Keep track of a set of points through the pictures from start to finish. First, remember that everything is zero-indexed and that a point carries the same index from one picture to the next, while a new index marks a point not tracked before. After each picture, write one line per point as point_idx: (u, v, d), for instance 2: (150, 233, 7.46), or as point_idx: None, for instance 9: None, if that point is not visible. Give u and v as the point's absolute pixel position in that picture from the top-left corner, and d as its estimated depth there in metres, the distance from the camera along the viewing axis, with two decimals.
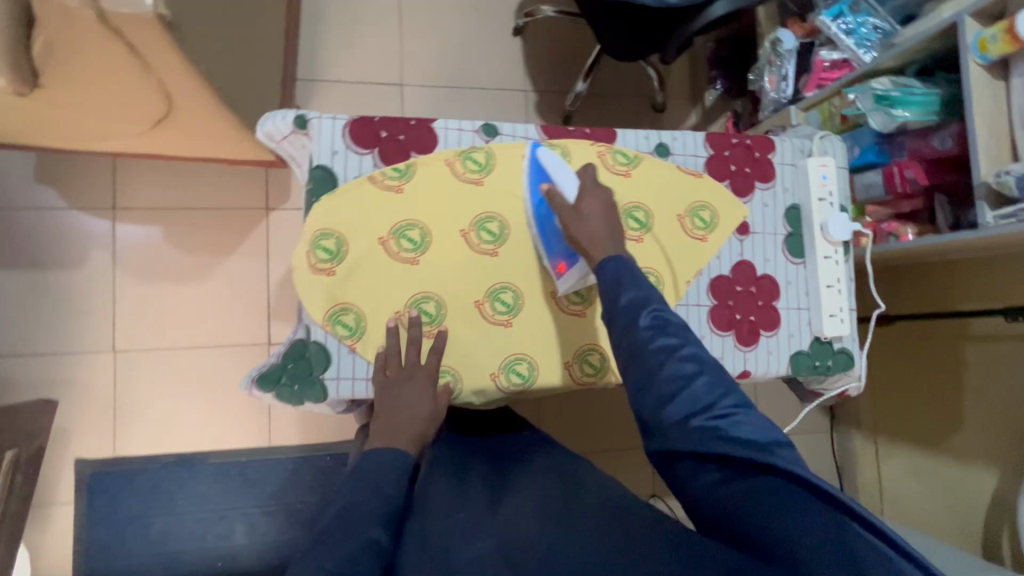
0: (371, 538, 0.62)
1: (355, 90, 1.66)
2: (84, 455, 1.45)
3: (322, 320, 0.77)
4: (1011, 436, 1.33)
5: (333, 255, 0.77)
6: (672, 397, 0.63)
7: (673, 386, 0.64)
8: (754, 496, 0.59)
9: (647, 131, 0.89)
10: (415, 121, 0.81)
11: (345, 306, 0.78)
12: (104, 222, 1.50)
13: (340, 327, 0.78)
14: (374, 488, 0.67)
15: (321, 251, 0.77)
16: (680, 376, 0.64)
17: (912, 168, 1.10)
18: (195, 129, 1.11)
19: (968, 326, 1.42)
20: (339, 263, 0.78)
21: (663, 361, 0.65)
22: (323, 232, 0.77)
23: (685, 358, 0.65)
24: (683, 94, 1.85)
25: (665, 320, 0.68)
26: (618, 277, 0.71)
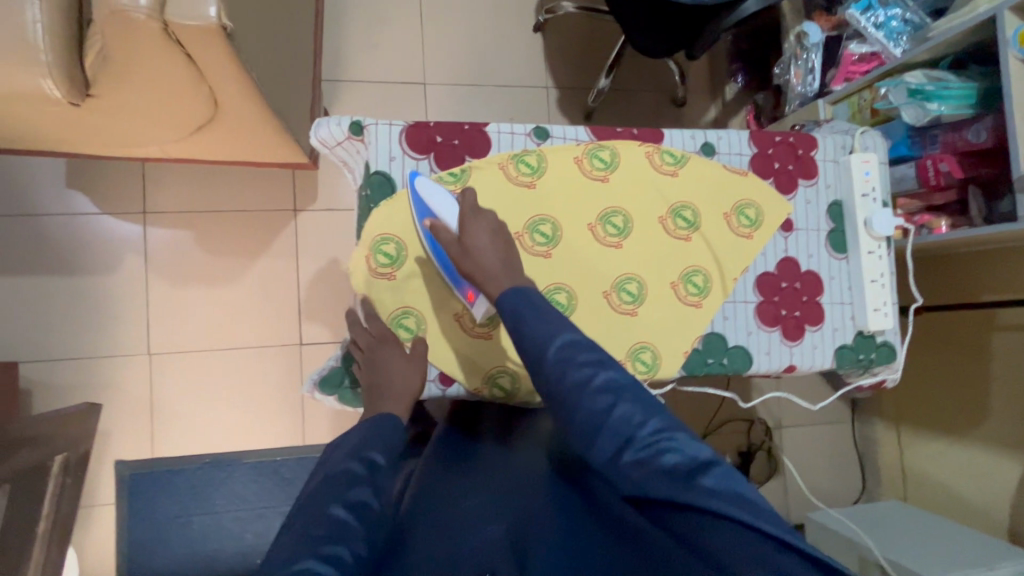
0: (357, 497, 0.61)
1: (379, 90, 1.66)
2: (123, 456, 1.47)
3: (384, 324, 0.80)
4: None
5: (393, 259, 0.79)
6: (595, 438, 0.56)
7: (590, 423, 0.57)
8: (676, 522, 0.51)
9: (693, 130, 0.90)
10: (468, 125, 0.82)
11: (406, 309, 0.81)
12: (135, 226, 1.51)
13: (402, 331, 0.81)
14: (355, 452, 0.65)
15: (380, 256, 0.79)
16: (595, 411, 0.57)
17: (946, 161, 1.10)
18: (233, 134, 1.12)
19: (994, 316, 1.44)
20: (399, 267, 0.80)
21: (576, 397, 0.59)
22: (383, 237, 0.79)
23: (599, 389, 0.59)
24: (702, 88, 1.86)
25: (575, 348, 0.62)
26: (515, 312, 0.66)
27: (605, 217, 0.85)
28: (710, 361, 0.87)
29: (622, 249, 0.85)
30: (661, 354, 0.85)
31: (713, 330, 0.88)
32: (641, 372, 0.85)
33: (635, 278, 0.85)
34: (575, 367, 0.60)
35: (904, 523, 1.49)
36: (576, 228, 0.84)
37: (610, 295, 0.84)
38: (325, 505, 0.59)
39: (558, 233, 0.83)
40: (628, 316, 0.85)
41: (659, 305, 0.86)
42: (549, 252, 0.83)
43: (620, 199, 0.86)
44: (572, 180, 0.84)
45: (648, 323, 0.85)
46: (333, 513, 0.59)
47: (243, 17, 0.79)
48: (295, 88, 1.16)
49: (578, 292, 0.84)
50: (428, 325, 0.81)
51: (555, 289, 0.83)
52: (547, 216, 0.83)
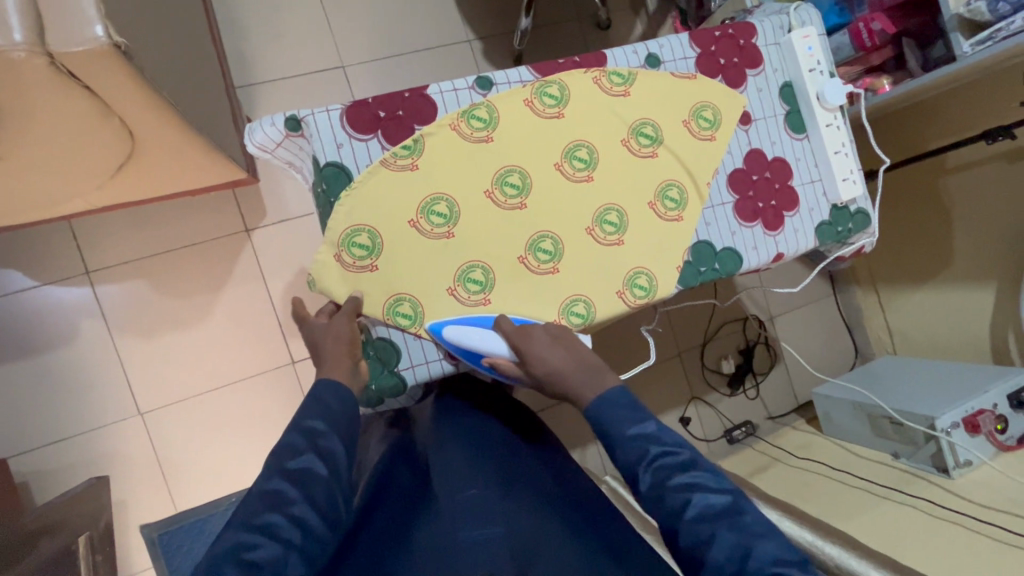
0: (296, 468, 0.62)
1: (298, 84, 1.56)
2: (147, 520, 1.43)
3: (381, 315, 0.76)
4: (1002, 248, 1.43)
5: (369, 250, 0.76)
6: (698, 566, 0.60)
7: (694, 552, 0.60)
8: None
9: (634, 45, 0.88)
10: (408, 92, 0.78)
11: (399, 296, 0.77)
12: (82, 289, 1.41)
13: (401, 318, 0.77)
14: (295, 425, 0.65)
15: (355, 249, 0.76)
16: (696, 541, 0.60)
17: (878, 20, 1.11)
18: (162, 164, 1.04)
19: (943, 161, 1.51)
20: (378, 255, 0.76)
21: (675, 524, 0.62)
22: (354, 229, 0.75)
23: (696, 518, 0.61)
24: (622, 6, 1.82)
25: (667, 470, 0.64)
26: (600, 428, 0.68)
27: (569, 153, 0.83)
28: (703, 269, 0.88)
29: (594, 181, 0.84)
30: (657, 274, 0.86)
31: (699, 238, 0.88)
32: (642, 297, 0.85)
33: (613, 207, 0.84)
34: (671, 493, 0.62)
35: (901, 374, 1.59)
36: (545, 172, 0.82)
37: (593, 229, 0.84)
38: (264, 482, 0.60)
39: (528, 181, 0.81)
40: (616, 246, 0.85)
41: (643, 228, 0.86)
42: (524, 202, 0.81)
43: (579, 131, 0.83)
44: (527, 124, 0.81)
45: (636, 248, 0.85)
46: (272, 487, 0.60)
47: (133, 31, 0.72)
48: (211, 98, 1.08)
49: (562, 235, 0.82)
50: (424, 307, 0.77)
51: (539, 238, 0.81)
52: (512, 166, 0.80)
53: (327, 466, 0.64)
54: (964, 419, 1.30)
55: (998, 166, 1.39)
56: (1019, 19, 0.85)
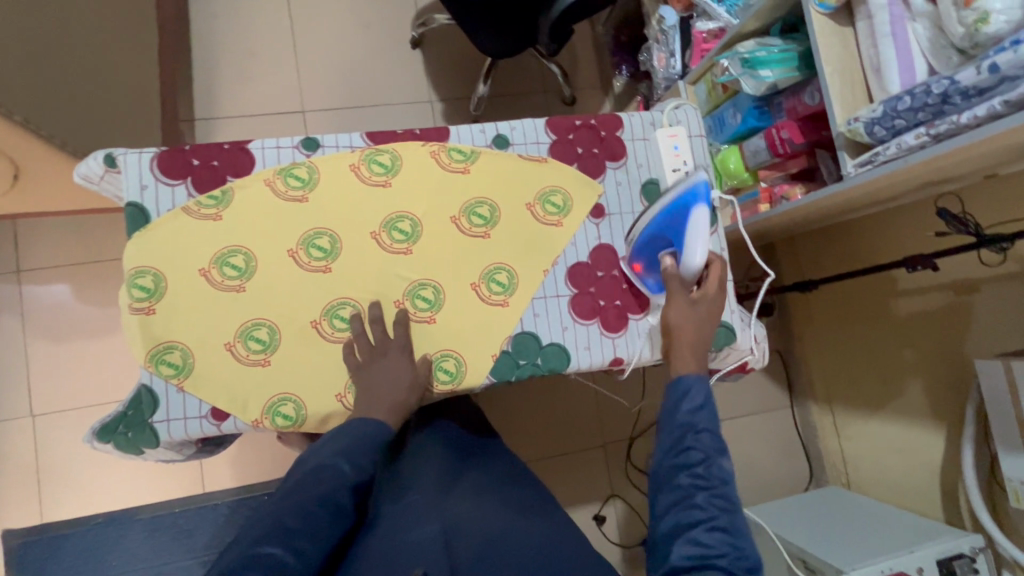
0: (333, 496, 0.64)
1: (255, 122, 1.64)
2: (11, 524, 1.41)
3: (144, 361, 0.74)
4: (951, 381, 1.28)
5: (151, 293, 0.74)
6: (687, 535, 0.61)
7: (690, 522, 0.61)
8: None
9: (483, 124, 0.86)
10: (229, 144, 0.79)
11: (171, 343, 0.74)
12: (10, 286, 1.48)
13: (165, 367, 0.74)
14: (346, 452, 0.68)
15: (136, 291, 0.74)
16: (699, 514, 0.61)
17: (787, 129, 1.06)
18: (59, 179, 1.10)
19: (895, 281, 1.37)
20: (158, 300, 0.74)
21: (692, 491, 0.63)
22: (138, 270, 0.74)
23: (712, 498, 0.62)
24: (593, 83, 1.81)
25: (713, 453, 0.65)
26: (683, 391, 0.70)
27: (387, 223, 0.80)
28: (523, 362, 0.82)
29: (413, 254, 0.81)
30: (466, 360, 0.81)
31: (524, 329, 0.83)
32: (446, 382, 0.80)
33: (430, 283, 0.81)
34: (704, 467, 0.64)
35: (829, 510, 1.41)
36: (357, 239, 0.79)
37: (402, 303, 0.80)
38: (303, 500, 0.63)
39: (337, 245, 0.79)
40: (429, 324, 0.80)
41: (457, 310, 0.81)
42: (329, 266, 0.78)
43: (404, 203, 0.81)
44: (346, 189, 0.80)
45: (451, 329, 0.81)
46: (307, 505, 0.63)
47: None
48: (115, 130, 1.14)
49: (367, 304, 0.79)
50: (193, 359, 0.74)
51: (338, 305, 0.78)
52: (322, 229, 0.79)
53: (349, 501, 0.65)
54: None
55: (948, 296, 1.25)
56: (893, 145, 0.79)
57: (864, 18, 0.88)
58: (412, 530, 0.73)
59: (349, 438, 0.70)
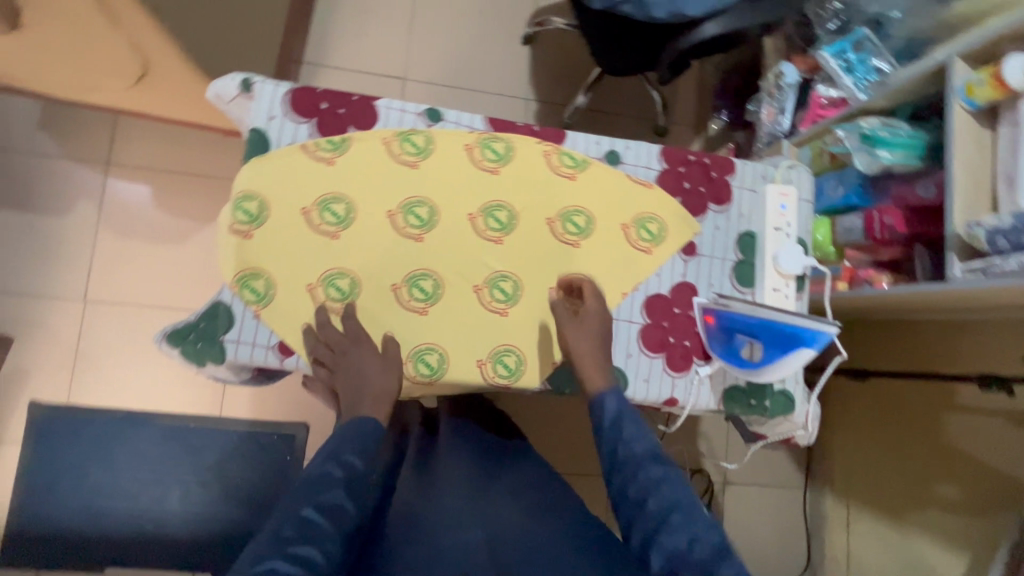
0: (331, 501, 0.63)
1: (357, 78, 1.67)
2: (38, 396, 1.46)
3: (231, 281, 0.76)
4: (989, 507, 1.23)
5: (253, 218, 0.77)
6: (655, 540, 0.62)
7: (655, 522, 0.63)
8: None
9: (600, 136, 0.87)
10: (358, 97, 0.81)
11: (258, 271, 0.76)
12: (96, 174, 1.54)
13: (248, 292, 0.76)
14: (334, 454, 0.67)
15: (240, 213, 0.76)
16: (659, 516, 0.63)
17: (891, 215, 1.04)
18: (179, 89, 1.15)
19: (954, 394, 1.31)
20: (258, 226, 0.77)
21: (648, 494, 0.65)
22: (245, 194, 0.76)
23: (668, 498, 0.64)
24: (687, 120, 1.80)
25: (652, 457, 0.68)
26: (612, 412, 0.72)
27: (488, 208, 0.81)
28: (580, 378, 0.82)
29: (502, 245, 0.81)
30: (527, 360, 0.81)
31: None
32: (502, 377, 0.80)
33: (511, 277, 0.81)
34: (646, 473, 0.66)
35: None
36: (454, 215, 0.80)
37: (481, 289, 0.80)
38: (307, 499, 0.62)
39: (434, 217, 0.80)
40: (501, 316, 0.81)
41: (531, 310, 0.81)
42: (422, 236, 0.79)
43: (505, 193, 0.82)
44: (456, 167, 0.81)
45: (520, 326, 0.81)
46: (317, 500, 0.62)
47: None
48: (239, 55, 1.18)
49: (446, 280, 0.80)
50: (276, 290, 0.76)
51: (419, 275, 0.79)
52: (424, 199, 0.80)
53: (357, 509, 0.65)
54: None
55: (1010, 424, 1.20)
56: (1014, 260, 0.77)
57: (1009, 125, 0.86)
58: (453, 530, 0.76)
59: (343, 438, 0.69)
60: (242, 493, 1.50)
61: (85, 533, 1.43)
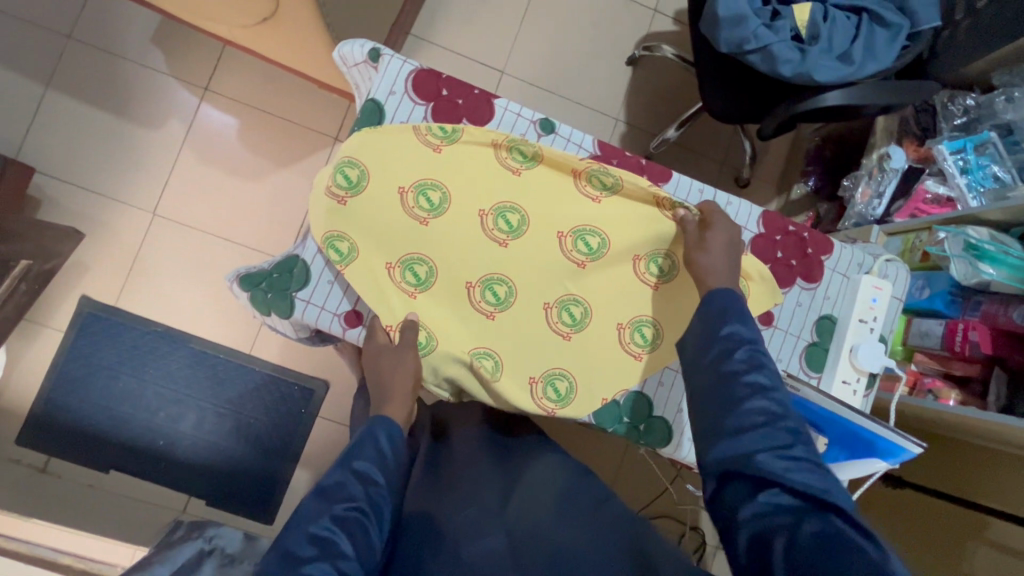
0: (347, 513, 0.63)
1: (458, 61, 1.68)
2: (90, 293, 1.52)
3: (318, 238, 0.76)
4: None
5: (351, 185, 0.77)
6: (747, 428, 0.61)
7: (753, 416, 0.62)
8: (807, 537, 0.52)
9: (703, 185, 0.86)
10: (479, 91, 0.82)
11: (344, 234, 0.76)
12: (193, 97, 1.58)
13: (332, 252, 0.76)
14: (346, 463, 0.68)
15: (340, 177, 0.77)
16: (763, 410, 0.62)
17: (977, 331, 0.99)
18: (297, 35, 1.17)
19: (985, 527, 1.15)
20: (354, 195, 0.77)
21: (750, 393, 0.64)
22: (349, 161, 0.77)
23: (773, 399, 0.63)
24: (770, 177, 1.75)
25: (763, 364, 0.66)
26: (723, 309, 0.71)
27: (576, 231, 0.80)
28: (626, 420, 0.82)
29: (584, 270, 0.80)
30: (578, 389, 0.80)
31: (641, 390, 0.83)
32: (551, 401, 0.79)
33: (582, 302, 0.80)
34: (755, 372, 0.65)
35: None
36: (545, 228, 0.80)
37: (550, 308, 0.80)
38: (320, 510, 0.63)
39: (523, 226, 0.79)
40: (562, 339, 0.80)
41: (593, 340, 0.81)
42: (507, 242, 0.79)
43: (601, 220, 0.81)
44: (558, 186, 0.81)
45: (581, 354, 0.80)
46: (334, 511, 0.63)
47: None
48: (361, 15, 1.19)
49: (519, 290, 0.79)
50: (358, 255, 0.76)
51: (495, 279, 0.79)
52: (517, 206, 0.79)
53: (376, 525, 0.64)
54: None
55: None
56: None
57: None
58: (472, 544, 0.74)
59: (358, 447, 0.70)
60: (252, 433, 1.53)
61: (99, 433, 1.48)
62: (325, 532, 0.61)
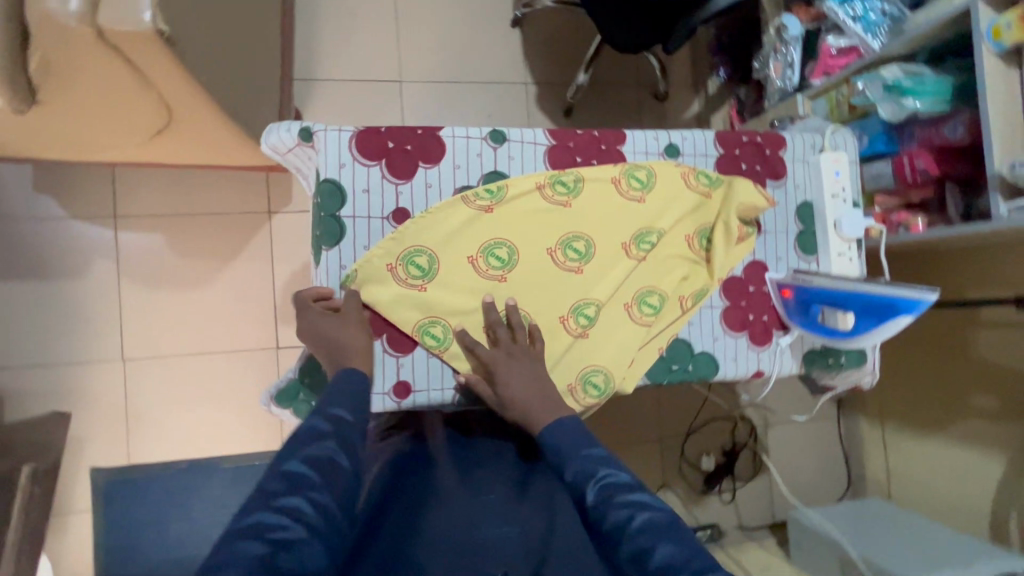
0: (319, 453, 0.61)
1: (353, 88, 1.62)
2: (99, 463, 1.45)
3: (412, 329, 0.79)
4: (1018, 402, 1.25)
5: (425, 272, 0.79)
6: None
7: (634, 565, 0.60)
8: None
9: (656, 132, 0.89)
10: (422, 130, 0.81)
11: (435, 317, 0.79)
12: (106, 230, 1.48)
13: (429, 338, 0.79)
14: (321, 409, 0.65)
15: (412, 268, 0.79)
16: (636, 554, 0.59)
17: (922, 158, 1.09)
18: (197, 135, 1.11)
19: (977, 314, 1.32)
20: (430, 280, 0.79)
21: (619, 540, 0.61)
22: (416, 249, 0.79)
23: (639, 531, 0.60)
24: (684, 82, 1.80)
25: (613, 488, 0.64)
26: (555, 448, 0.68)
27: (638, 235, 0.85)
28: (675, 367, 0.86)
29: (644, 264, 0.85)
30: (613, 375, 0.82)
31: (679, 336, 0.87)
32: (592, 396, 0.82)
33: (593, 301, 0.83)
34: (617, 508, 0.62)
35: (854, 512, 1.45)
36: (608, 243, 0.84)
37: (565, 317, 0.82)
38: (294, 449, 0.61)
39: (591, 249, 0.83)
40: (647, 329, 0.84)
41: (671, 324, 0.86)
42: (581, 268, 0.83)
43: (652, 219, 0.85)
44: (607, 203, 0.84)
45: (636, 341, 0.83)
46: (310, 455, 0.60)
47: (180, 17, 0.75)
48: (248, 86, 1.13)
49: (605, 303, 0.83)
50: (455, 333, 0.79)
51: (583, 303, 0.82)
52: (580, 233, 0.83)
53: (350, 461, 0.62)
54: None
55: None
56: None
57: None
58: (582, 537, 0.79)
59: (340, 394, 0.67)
60: None
61: None
62: (298, 470, 0.59)
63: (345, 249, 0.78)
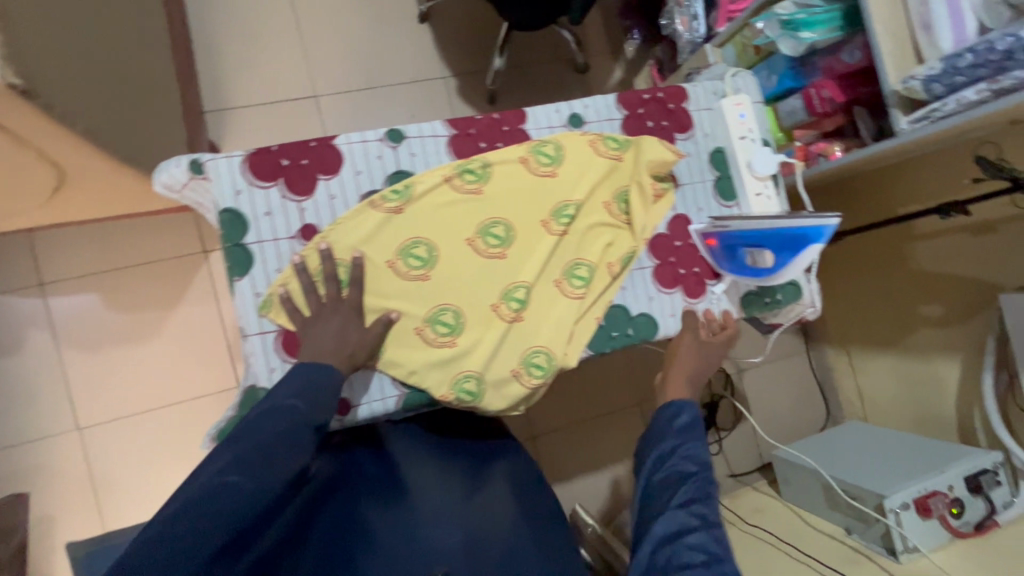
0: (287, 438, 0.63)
1: (267, 111, 1.58)
2: (73, 537, 1.40)
3: None
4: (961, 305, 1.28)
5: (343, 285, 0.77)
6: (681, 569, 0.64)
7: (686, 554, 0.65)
8: None
9: (557, 104, 0.88)
10: (315, 142, 0.79)
11: None
12: (35, 299, 1.42)
13: None
14: (298, 392, 0.66)
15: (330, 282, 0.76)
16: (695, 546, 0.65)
17: (828, 88, 1.11)
18: (99, 186, 1.06)
19: (911, 227, 1.36)
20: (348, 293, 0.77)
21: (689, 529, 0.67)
22: None
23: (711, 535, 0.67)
24: (602, 49, 1.79)
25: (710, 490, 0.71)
26: (689, 424, 0.77)
27: (556, 210, 0.84)
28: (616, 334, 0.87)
29: (567, 238, 0.84)
30: (555, 353, 0.82)
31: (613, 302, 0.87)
32: (538, 376, 0.82)
33: (521, 284, 0.82)
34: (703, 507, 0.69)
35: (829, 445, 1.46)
36: (526, 224, 0.83)
37: (495, 303, 0.81)
38: (266, 422, 0.63)
39: (511, 233, 0.83)
40: (581, 301, 0.84)
41: (603, 293, 0.86)
42: (504, 253, 0.82)
43: (567, 192, 0.85)
44: (519, 183, 0.83)
45: (571, 315, 0.83)
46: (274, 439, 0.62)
47: (37, 67, 0.71)
48: (144, 126, 1.08)
49: (534, 283, 0.83)
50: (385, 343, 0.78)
51: (512, 287, 0.82)
52: (497, 218, 0.82)
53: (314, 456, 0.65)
54: (915, 500, 1.18)
55: (961, 238, 1.25)
56: (953, 101, 0.86)
57: None
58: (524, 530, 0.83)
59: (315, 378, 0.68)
60: None
61: None
62: (261, 453, 0.61)
63: (256, 276, 0.76)
